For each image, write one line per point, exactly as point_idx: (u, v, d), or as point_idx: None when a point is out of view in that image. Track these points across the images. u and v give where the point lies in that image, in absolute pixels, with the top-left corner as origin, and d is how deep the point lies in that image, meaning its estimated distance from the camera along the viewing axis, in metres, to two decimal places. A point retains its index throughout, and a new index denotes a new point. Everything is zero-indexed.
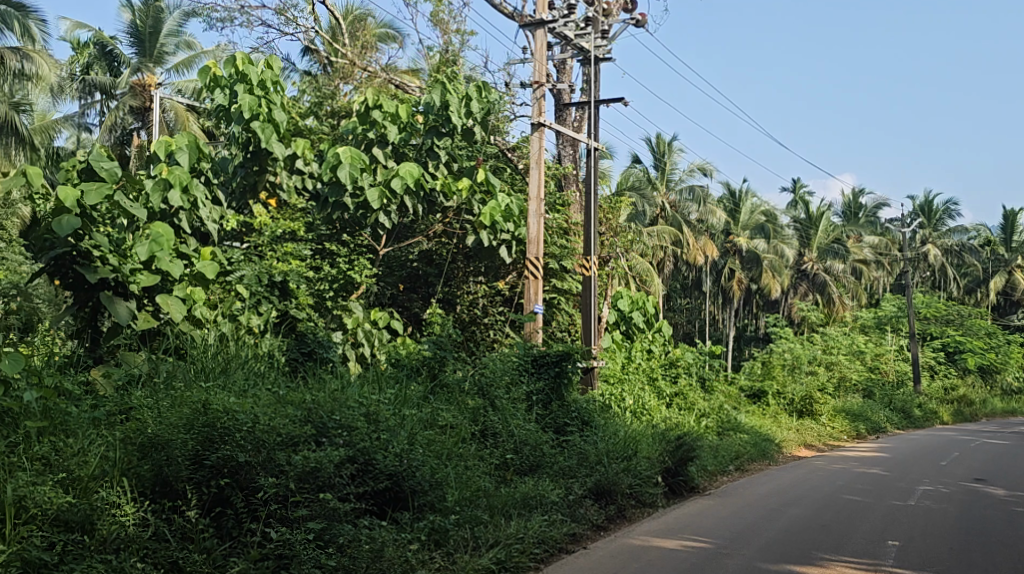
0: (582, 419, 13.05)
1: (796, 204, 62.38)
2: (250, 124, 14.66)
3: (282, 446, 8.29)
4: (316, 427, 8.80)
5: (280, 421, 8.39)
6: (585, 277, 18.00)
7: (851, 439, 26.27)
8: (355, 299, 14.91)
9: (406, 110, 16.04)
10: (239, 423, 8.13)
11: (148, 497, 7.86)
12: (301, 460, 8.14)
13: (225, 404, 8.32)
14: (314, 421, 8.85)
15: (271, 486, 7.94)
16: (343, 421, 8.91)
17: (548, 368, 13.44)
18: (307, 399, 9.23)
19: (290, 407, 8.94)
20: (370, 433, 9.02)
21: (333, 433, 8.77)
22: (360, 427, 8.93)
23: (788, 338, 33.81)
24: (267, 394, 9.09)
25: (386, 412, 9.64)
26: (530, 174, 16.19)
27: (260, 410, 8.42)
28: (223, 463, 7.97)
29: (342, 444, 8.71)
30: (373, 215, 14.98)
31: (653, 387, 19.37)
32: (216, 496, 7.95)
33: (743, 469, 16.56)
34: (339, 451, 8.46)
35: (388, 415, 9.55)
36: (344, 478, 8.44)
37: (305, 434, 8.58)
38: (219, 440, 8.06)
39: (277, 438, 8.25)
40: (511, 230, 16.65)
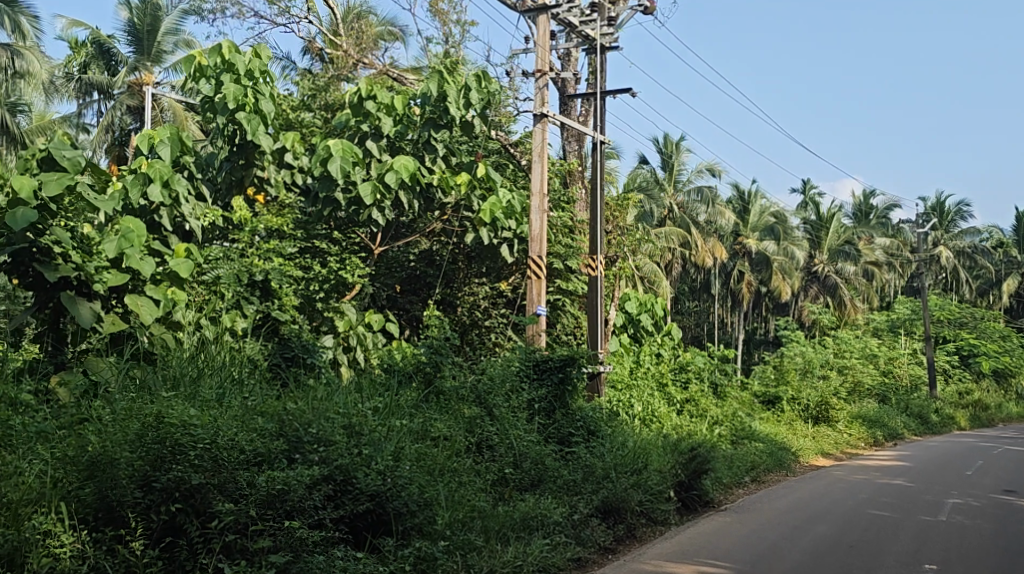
0: (587, 429, 12.25)
1: (806, 206, 61.47)
2: (236, 115, 13.78)
3: (245, 465, 7.52)
4: (289, 443, 7.99)
5: (245, 437, 7.63)
6: (591, 278, 17.16)
7: (867, 446, 25.37)
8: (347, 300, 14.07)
9: (401, 101, 15.15)
10: (195, 439, 7.26)
11: (90, 525, 7.02)
12: (266, 483, 7.40)
13: (181, 415, 7.37)
14: (286, 435, 8.05)
15: (229, 513, 7.16)
16: (320, 435, 8.12)
17: (552, 373, 12.56)
18: (280, 410, 8.44)
19: (259, 420, 8.10)
20: (350, 448, 8.24)
21: (308, 449, 7.97)
22: (338, 442, 8.14)
23: (800, 342, 32.93)
24: (237, 405, 8.33)
25: (371, 423, 8.85)
26: (532, 169, 15.35)
27: (222, 423, 7.58)
28: (175, 487, 7.12)
29: (317, 461, 7.91)
30: (366, 211, 14.05)
31: (663, 393, 18.50)
32: (168, 524, 7.13)
33: (759, 480, 15.71)
34: (312, 470, 7.69)
35: (373, 428, 8.75)
36: (317, 501, 7.66)
37: (275, 450, 7.81)
38: (171, 459, 7.19)
39: (239, 456, 7.48)
40: (513, 227, 15.82)
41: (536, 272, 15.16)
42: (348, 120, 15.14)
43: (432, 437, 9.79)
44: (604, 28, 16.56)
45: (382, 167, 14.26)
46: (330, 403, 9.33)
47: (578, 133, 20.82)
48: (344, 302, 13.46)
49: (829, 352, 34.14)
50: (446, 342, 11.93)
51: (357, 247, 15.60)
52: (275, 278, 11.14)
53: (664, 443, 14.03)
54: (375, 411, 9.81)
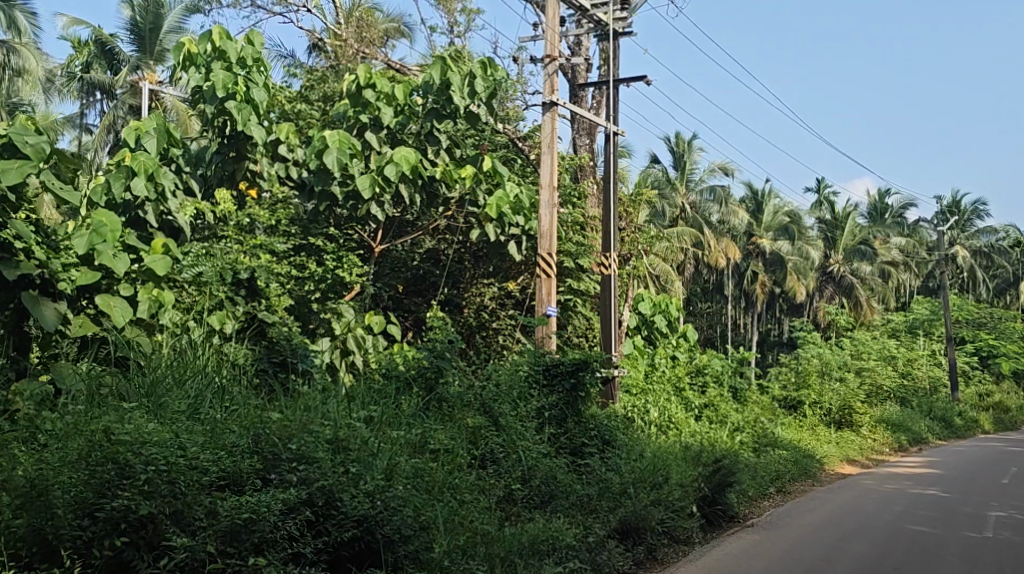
0: (602, 439, 11.40)
1: (821, 204, 60.46)
2: (225, 104, 12.83)
3: (206, 490, 6.74)
4: (264, 461, 7.22)
5: (207, 456, 6.83)
6: (604, 276, 16.29)
7: (891, 452, 24.41)
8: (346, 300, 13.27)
9: (403, 90, 14.28)
10: (146, 461, 6.48)
11: (23, 560, 6.28)
12: (230, 513, 6.61)
13: (132, 432, 6.59)
14: (261, 452, 7.26)
15: (184, 549, 6.36)
16: (302, 451, 7.31)
17: (564, 379, 11.62)
18: (258, 419, 7.63)
19: (232, 434, 7.31)
20: (335, 467, 7.42)
21: (284, 468, 7.21)
22: (322, 459, 7.33)
23: (818, 344, 31.98)
24: (207, 417, 7.53)
25: (362, 436, 8.00)
26: (540, 160, 14.45)
27: (182, 440, 6.79)
28: (121, 516, 6.31)
29: (294, 481, 7.14)
30: (364, 206, 13.21)
31: (680, 398, 17.61)
32: (113, 560, 6.35)
33: (783, 491, 14.84)
34: (286, 495, 6.92)
35: (362, 442, 7.89)
36: (293, 529, 6.94)
37: (246, 470, 7.04)
38: (118, 484, 6.39)
39: (200, 479, 6.68)
40: (521, 223, 14.91)
41: (546, 270, 14.27)
42: (346, 110, 14.27)
43: (430, 450, 8.92)
44: (617, 13, 15.66)
45: (381, 158, 13.39)
46: (318, 414, 8.44)
47: (590, 125, 19.93)
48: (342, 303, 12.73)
49: (849, 353, 33.18)
50: (450, 344, 11.06)
51: (357, 245, 14.75)
52: (259, 274, 10.38)
53: (685, 452, 13.14)
54: (369, 421, 8.96)
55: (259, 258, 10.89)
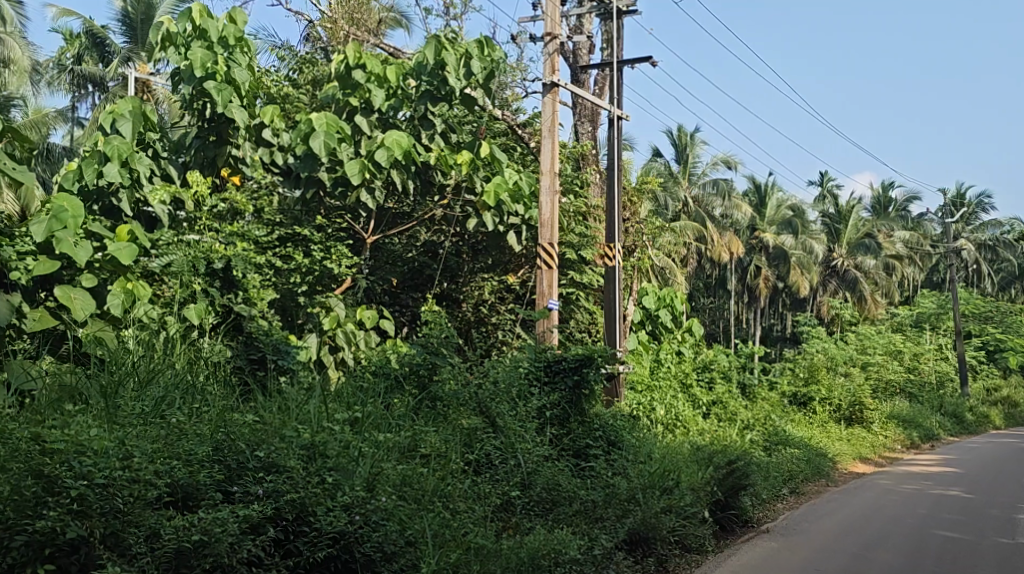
0: (607, 440, 10.68)
1: (825, 198, 59.73)
2: (204, 84, 12.08)
3: (153, 506, 6.13)
4: (225, 471, 6.63)
5: (158, 467, 6.21)
6: (607, 267, 15.54)
7: (901, 449, 23.66)
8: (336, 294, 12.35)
9: (395, 72, 13.59)
10: (80, 476, 5.89)
11: None
12: (176, 534, 5.97)
13: (69, 443, 6.05)
14: (223, 461, 6.67)
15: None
16: (269, 460, 6.73)
17: (566, 377, 10.90)
18: (228, 424, 6.98)
19: (193, 439, 6.69)
20: (309, 477, 6.75)
21: (248, 479, 6.62)
22: (293, 470, 6.70)
23: (823, 338, 31.23)
24: (169, 419, 6.89)
25: (340, 442, 7.30)
26: (540, 145, 13.68)
27: (128, 449, 6.20)
28: (48, 536, 5.74)
29: (258, 495, 6.52)
30: (353, 193, 12.47)
31: (687, 395, 16.88)
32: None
33: (797, 493, 14.10)
34: (244, 513, 6.27)
35: (340, 450, 7.17)
36: (258, 547, 6.28)
37: (204, 483, 6.42)
38: (48, 499, 5.82)
39: (145, 495, 6.06)
40: (522, 212, 14.07)
41: (547, 260, 13.49)
42: (335, 93, 13.52)
43: (420, 454, 8.19)
44: None
45: (373, 141, 12.60)
46: (295, 416, 7.74)
47: (592, 112, 19.15)
48: (332, 297, 12.06)
49: (856, 348, 32.44)
50: (444, 339, 10.32)
51: (348, 236, 14.01)
52: (237, 262, 9.53)
53: (694, 453, 12.40)
54: (355, 423, 8.22)
55: (239, 246, 10.16)
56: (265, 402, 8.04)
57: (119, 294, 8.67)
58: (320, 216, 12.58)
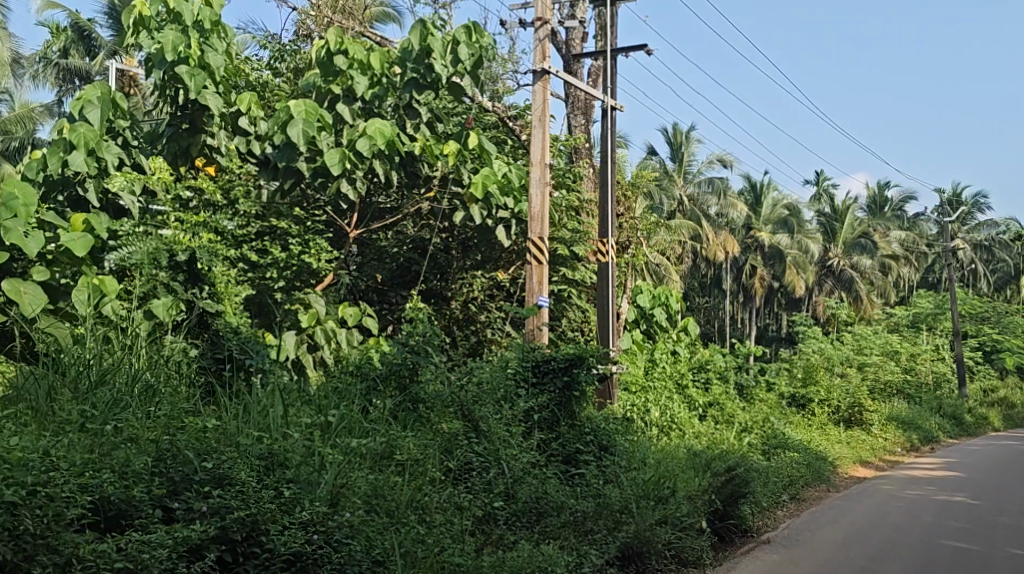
0: (599, 444, 10.11)
1: (820, 197, 59.25)
2: (175, 69, 11.46)
3: (77, 523, 5.75)
4: (168, 485, 6.20)
5: (86, 482, 5.85)
6: (601, 264, 14.99)
7: (901, 452, 23.13)
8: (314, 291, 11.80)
9: (379, 58, 12.92)
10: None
11: None
12: (99, 557, 5.56)
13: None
14: (166, 473, 6.24)
15: None
16: (218, 472, 6.30)
17: (555, 378, 10.33)
18: (176, 431, 6.55)
19: (133, 449, 6.31)
20: (259, 491, 6.33)
21: (192, 494, 6.17)
22: (243, 484, 6.28)
23: (819, 338, 30.69)
24: (112, 425, 6.50)
25: (300, 452, 6.88)
26: (530, 136, 13.10)
27: (53, 462, 5.81)
28: None
29: (200, 513, 6.09)
30: (334, 184, 11.82)
31: (682, 397, 16.32)
32: None
33: (796, 499, 13.57)
34: (181, 535, 5.85)
35: (299, 459, 6.79)
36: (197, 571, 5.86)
37: (139, 499, 6.00)
38: None
39: (67, 513, 5.64)
40: (511, 205, 13.51)
41: (537, 256, 12.89)
42: (316, 80, 12.90)
43: (396, 460, 7.64)
44: None
45: (354, 130, 11.98)
46: (255, 424, 7.23)
47: (586, 104, 18.54)
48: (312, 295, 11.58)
49: (852, 348, 31.93)
50: (427, 338, 9.73)
51: (330, 229, 13.41)
52: (201, 254, 8.86)
53: (690, 459, 11.84)
54: (326, 428, 7.67)
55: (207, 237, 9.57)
56: (227, 406, 7.47)
57: (84, 289, 8.15)
58: (298, 207, 12.00)
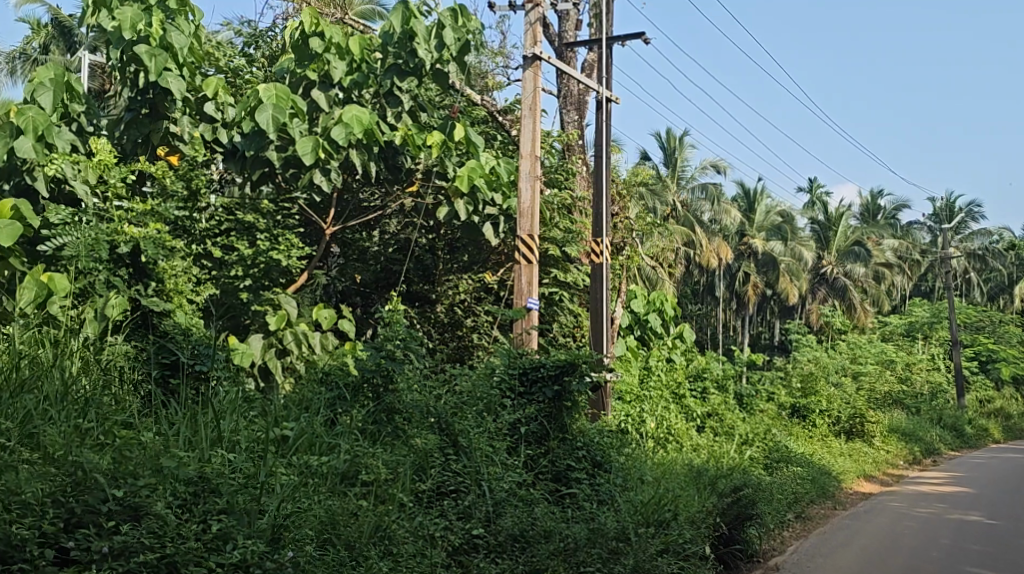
0: (593, 461, 9.24)
1: (814, 204, 58.56)
2: (134, 48, 10.54)
3: None
4: (66, 518, 5.32)
5: None
6: (595, 265, 14.09)
7: (902, 466, 22.29)
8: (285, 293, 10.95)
9: (359, 42, 11.87)
10: None
11: None
12: None
13: None
14: (65, 504, 5.36)
15: None
16: (132, 502, 5.48)
17: (545, 388, 9.43)
18: (87, 452, 5.72)
19: (29, 472, 5.43)
20: (180, 527, 5.53)
21: (95, 531, 5.30)
22: (162, 520, 5.47)
23: (813, 347, 29.87)
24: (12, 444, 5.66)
25: (234, 479, 6.09)
26: (520, 125, 12.15)
27: None
28: None
29: (105, 552, 5.23)
30: (306, 175, 10.83)
31: (679, 407, 15.47)
32: None
33: (802, 517, 12.79)
34: None
35: (233, 487, 5.99)
36: None
37: (28, 536, 5.10)
38: None
39: None
40: (499, 201, 12.57)
41: (526, 255, 11.97)
42: (291, 65, 11.96)
43: (359, 482, 6.96)
44: None
45: (329, 118, 11.04)
46: (185, 442, 6.38)
47: (579, 99, 17.66)
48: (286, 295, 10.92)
49: (849, 356, 31.11)
50: (404, 341, 8.83)
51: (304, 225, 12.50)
52: (145, 245, 8.03)
53: (690, 478, 10.96)
54: (281, 444, 6.96)
55: (159, 227, 8.70)
56: (180, 420, 6.61)
57: (30, 286, 7.49)
58: (265, 201, 11.00)
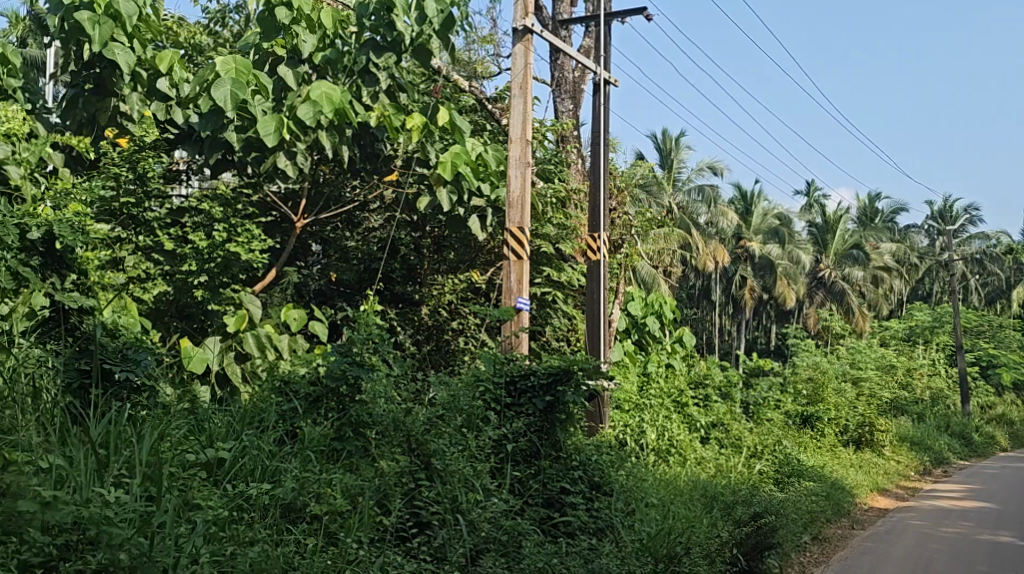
0: (589, 482, 8.13)
1: (811, 207, 57.49)
2: (75, 14, 9.32)
3: None
4: None
5: None
6: (591, 262, 12.96)
7: (913, 477, 21.13)
8: (247, 295, 9.76)
9: (330, 13, 10.46)
10: None
11: None
12: None
13: None
14: None
15: None
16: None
17: (535, 399, 8.31)
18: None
19: None
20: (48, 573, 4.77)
21: None
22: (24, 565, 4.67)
23: (812, 352, 28.71)
24: None
25: (135, 512, 5.22)
26: (510, 107, 11.01)
27: None
28: None
29: None
30: (269, 158, 9.69)
31: (681, 417, 14.33)
32: None
33: (820, 539, 11.68)
34: None
35: (134, 519, 5.14)
36: None
37: None
38: None
39: None
40: (487, 191, 11.44)
41: (516, 249, 10.82)
42: (256, 40, 10.69)
43: (306, 519, 6.03)
44: None
45: (295, 95, 9.82)
46: (88, 461, 5.49)
47: (574, 88, 16.51)
48: (249, 297, 9.72)
49: (850, 360, 29.94)
50: (374, 345, 7.67)
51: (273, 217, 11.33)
52: (60, 230, 6.80)
53: (696, 504, 9.80)
54: (216, 469, 6.07)
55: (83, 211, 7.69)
56: (96, 426, 5.85)
57: None
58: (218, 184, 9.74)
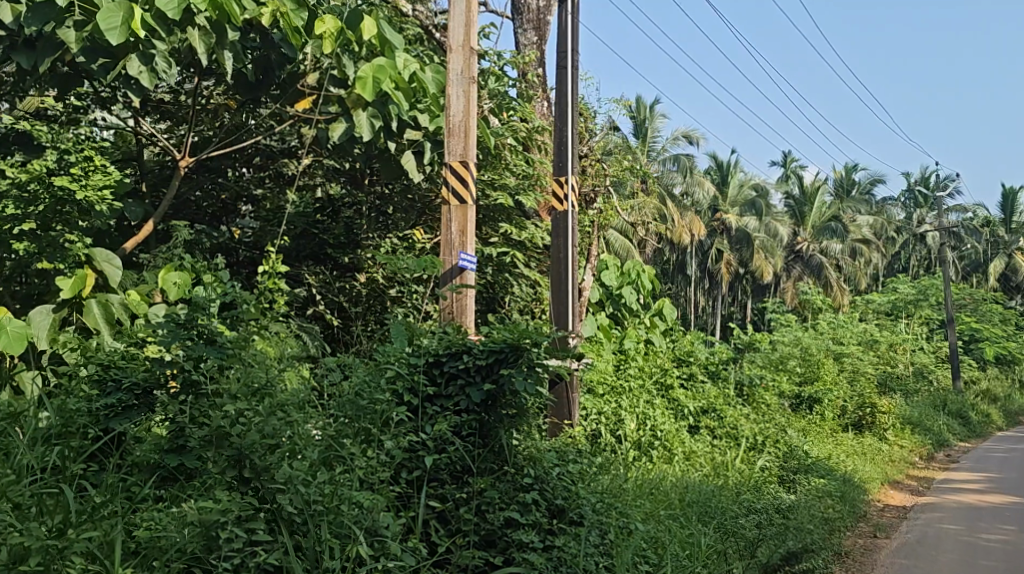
0: (540, 513, 6.08)
1: (788, 179, 55.26)
2: None
3: None
4: None
5: None
6: (557, 214, 10.54)
7: (919, 464, 18.81)
8: (110, 263, 7.49)
9: None
10: None
11: None
12: None
13: None
14: None
15: None
16: None
17: (469, 389, 6.12)
18: None
19: None
20: None
21: None
22: None
23: (794, 328, 26.39)
24: None
25: None
26: (450, 5, 8.48)
27: None
28: None
29: None
30: (120, 64, 7.29)
31: (666, 403, 11.95)
32: None
33: (841, 555, 9.38)
34: None
35: None
36: None
37: None
38: None
39: None
40: (423, 121, 9.01)
41: (458, 190, 8.27)
42: None
43: None
44: None
45: None
46: None
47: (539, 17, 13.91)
48: (104, 255, 7.46)
49: (833, 335, 27.53)
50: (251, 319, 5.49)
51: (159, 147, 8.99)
52: None
53: (687, 529, 7.38)
54: None
55: None
56: None
57: None
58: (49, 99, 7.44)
